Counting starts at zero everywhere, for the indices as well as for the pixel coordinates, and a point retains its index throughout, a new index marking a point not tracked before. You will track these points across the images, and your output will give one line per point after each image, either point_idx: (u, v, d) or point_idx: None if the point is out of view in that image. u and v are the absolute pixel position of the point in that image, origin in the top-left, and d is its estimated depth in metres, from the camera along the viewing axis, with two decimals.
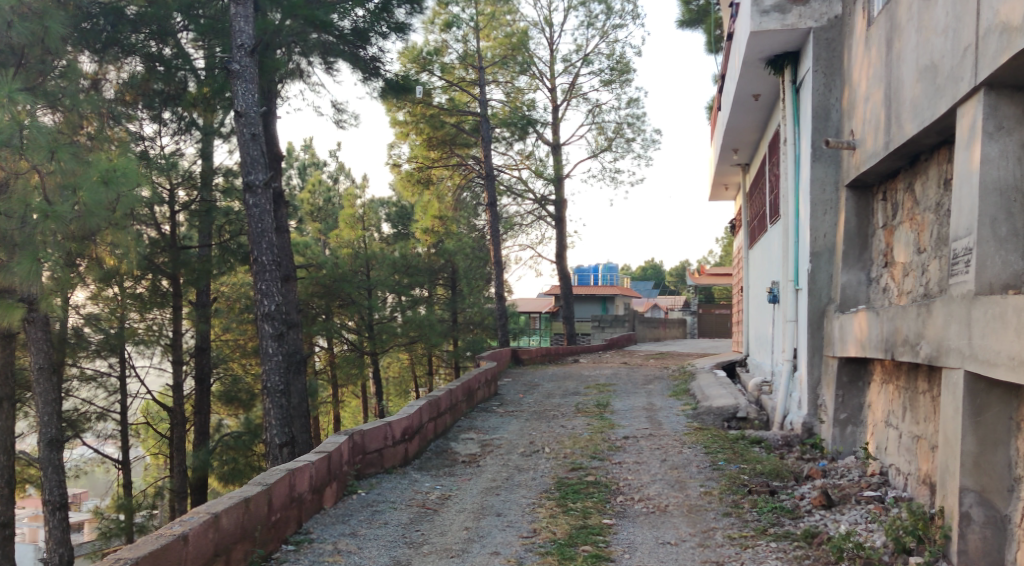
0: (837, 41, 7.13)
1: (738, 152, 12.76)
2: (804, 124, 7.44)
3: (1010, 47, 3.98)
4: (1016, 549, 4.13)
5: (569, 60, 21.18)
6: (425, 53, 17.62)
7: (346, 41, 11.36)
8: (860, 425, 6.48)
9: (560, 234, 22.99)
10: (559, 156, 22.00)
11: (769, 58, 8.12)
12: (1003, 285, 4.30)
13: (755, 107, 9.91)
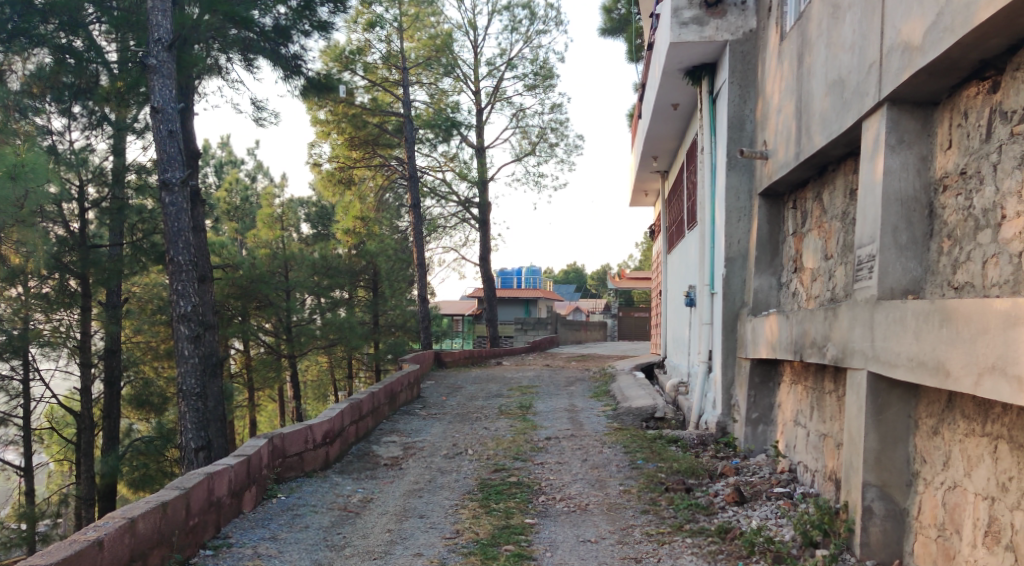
0: (752, 54, 7.39)
1: (657, 159, 13.07)
2: (720, 134, 7.68)
3: (912, 65, 4.21)
4: (914, 540, 4.36)
5: (493, 63, 21.56)
6: (348, 53, 17.46)
7: (268, 39, 11.12)
8: (770, 424, 6.72)
9: (484, 237, 23.09)
10: (483, 158, 22.14)
11: (687, 69, 8.35)
12: (903, 290, 4.54)
13: (675, 115, 10.16)
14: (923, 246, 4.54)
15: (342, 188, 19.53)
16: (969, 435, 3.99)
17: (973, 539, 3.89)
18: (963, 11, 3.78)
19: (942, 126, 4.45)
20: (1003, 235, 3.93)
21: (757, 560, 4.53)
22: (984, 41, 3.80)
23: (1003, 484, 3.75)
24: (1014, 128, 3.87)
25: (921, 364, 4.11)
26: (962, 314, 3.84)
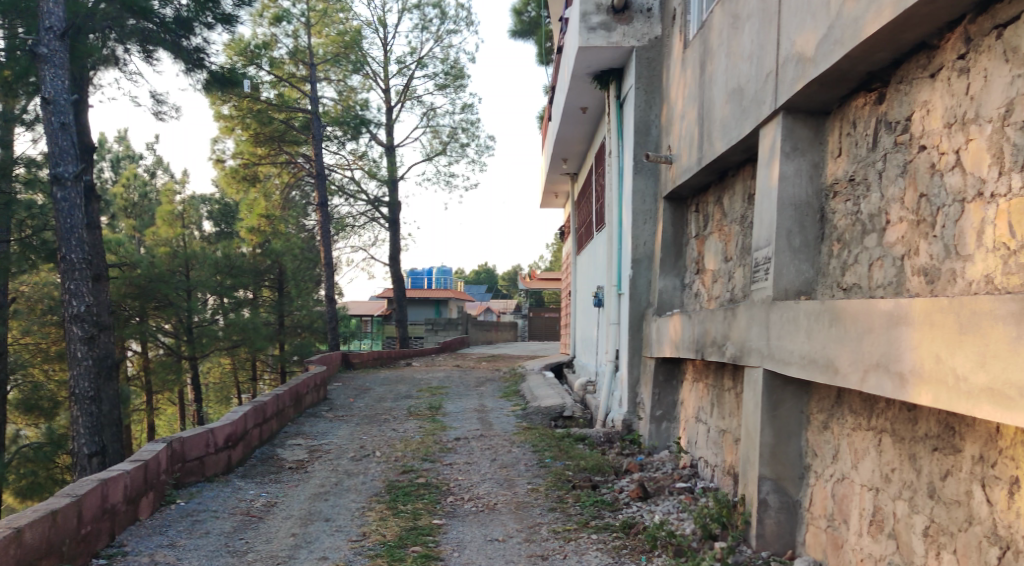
0: (657, 61, 7.58)
1: (567, 161, 13.25)
2: (627, 138, 7.85)
3: (804, 76, 4.41)
4: (805, 531, 4.55)
5: (403, 62, 21.64)
6: (254, 47, 17.09)
7: (168, 30, 10.77)
8: (673, 421, 6.90)
9: (394, 238, 22.98)
10: (393, 157, 22.07)
11: (595, 74, 8.51)
12: (796, 291, 4.74)
13: (583, 119, 10.34)
14: (815, 249, 4.75)
15: (247, 185, 19.17)
16: (856, 429, 4.21)
17: (859, 528, 4.10)
18: (851, 25, 3.98)
19: (832, 135, 4.69)
20: (887, 239, 4.16)
21: (659, 554, 4.67)
22: (870, 55, 4.02)
23: (887, 475, 3.97)
24: (898, 138, 4.11)
25: (812, 361, 4.31)
26: (849, 314, 4.05)
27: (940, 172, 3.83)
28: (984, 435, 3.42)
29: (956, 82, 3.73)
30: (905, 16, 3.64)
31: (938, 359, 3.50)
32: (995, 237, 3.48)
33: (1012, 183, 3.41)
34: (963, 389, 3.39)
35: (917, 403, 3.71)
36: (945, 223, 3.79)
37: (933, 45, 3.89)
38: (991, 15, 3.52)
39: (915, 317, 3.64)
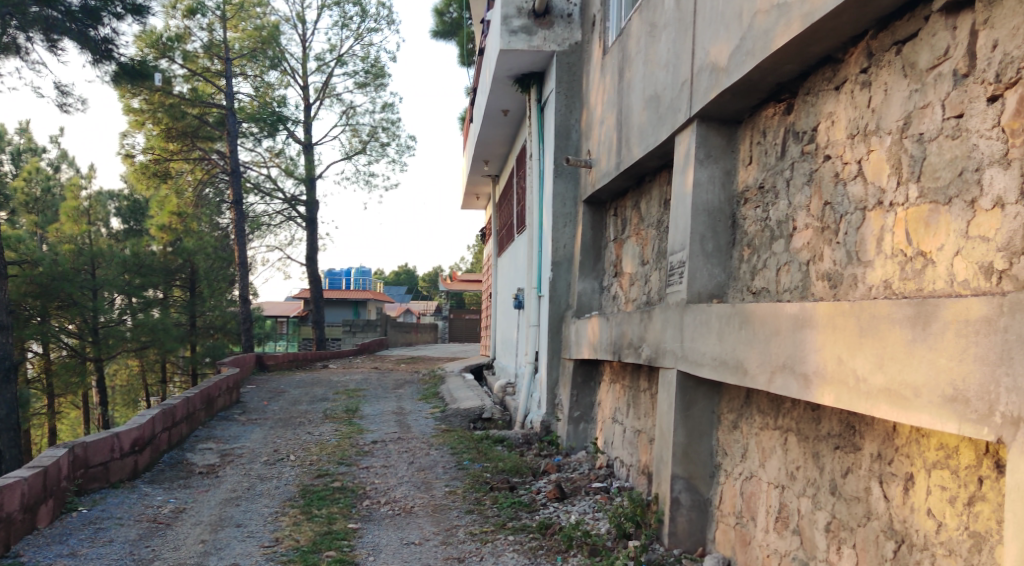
0: (577, 66, 7.70)
1: (488, 163, 13.32)
2: (548, 142, 7.93)
3: (717, 85, 4.54)
4: (715, 528, 4.68)
5: (323, 59, 21.89)
6: (166, 40, 16.61)
7: (73, 19, 10.39)
8: (591, 422, 6.99)
9: (311, 237, 22.65)
10: (312, 156, 21.86)
11: (516, 76, 8.56)
12: (708, 294, 4.86)
13: (505, 121, 10.40)
14: (727, 254, 4.90)
15: (157, 181, 18.89)
16: (764, 429, 4.35)
17: (766, 525, 4.24)
18: (762, 37, 4.10)
19: (744, 143, 4.84)
20: (794, 245, 4.32)
21: (574, 553, 4.72)
22: (780, 66, 4.16)
23: (792, 473, 4.11)
24: (804, 147, 4.27)
25: (723, 363, 4.43)
26: (758, 317, 4.18)
27: (843, 181, 3.99)
28: (882, 433, 3.58)
29: (859, 95, 3.90)
30: (812, 30, 3.77)
31: (840, 360, 3.65)
32: (894, 244, 3.66)
33: (909, 193, 3.59)
34: (863, 389, 3.54)
35: (820, 403, 3.85)
36: (848, 231, 3.95)
37: (837, 59, 4.05)
38: (891, 32, 3.70)
39: (820, 320, 3.79)
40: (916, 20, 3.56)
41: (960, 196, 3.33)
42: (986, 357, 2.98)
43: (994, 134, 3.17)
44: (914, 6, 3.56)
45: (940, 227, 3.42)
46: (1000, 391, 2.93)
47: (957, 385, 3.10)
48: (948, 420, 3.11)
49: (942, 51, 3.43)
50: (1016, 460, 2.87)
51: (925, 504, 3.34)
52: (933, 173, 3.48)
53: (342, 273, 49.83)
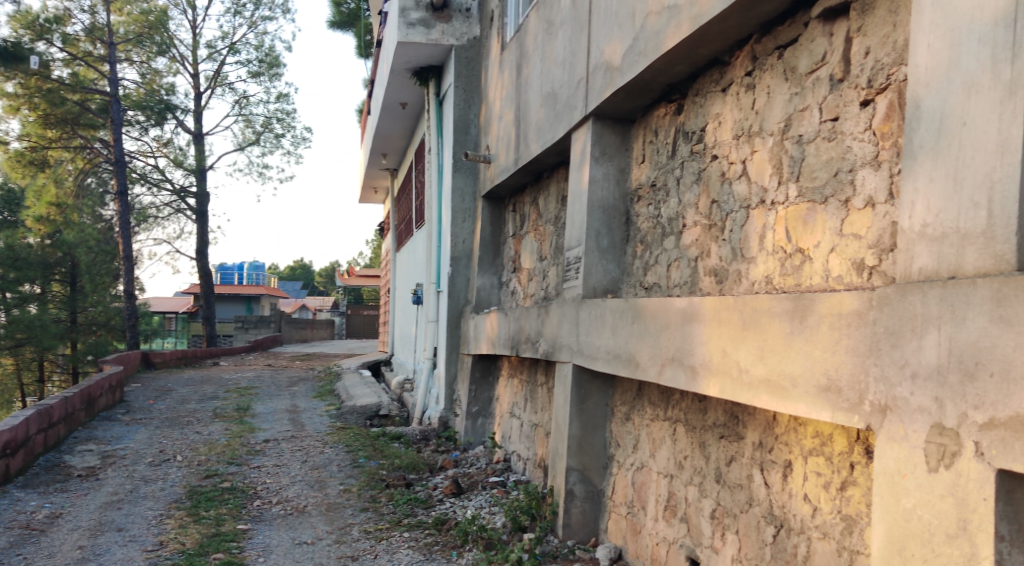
0: (475, 60, 7.76)
1: (385, 157, 13.44)
2: (446, 137, 8.02)
3: (612, 84, 4.62)
4: (608, 519, 4.79)
5: (213, 47, 22.18)
6: (44, 22, 15.77)
7: None
8: (488, 416, 7.03)
9: (201, 231, 21.92)
10: (202, 146, 21.31)
11: (414, 69, 8.64)
12: (604, 289, 4.95)
13: (403, 115, 10.42)
14: (621, 250, 5.00)
15: (34, 170, 17.85)
16: (655, 420, 4.47)
17: (655, 514, 4.36)
18: (654, 38, 4.20)
19: (637, 142, 4.95)
20: (683, 242, 4.44)
21: (470, 548, 4.73)
22: (670, 66, 4.27)
23: (680, 462, 4.24)
24: (693, 147, 4.40)
25: (616, 356, 4.52)
26: (649, 311, 4.29)
27: (729, 180, 4.13)
28: (762, 423, 3.73)
29: (744, 96, 4.05)
30: (700, 32, 3.88)
31: (724, 353, 3.79)
32: (775, 241, 3.82)
33: (789, 193, 3.75)
34: (745, 380, 3.67)
35: (706, 394, 3.99)
36: (733, 228, 4.10)
37: (724, 62, 4.19)
38: (773, 37, 3.85)
39: (706, 314, 3.92)
40: (797, 25, 3.72)
41: (835, 195, 3.51)
42: (857, 348, 3.16)
43: (865, 136, 3.36)
44: (795, 12, 3.73)
45: (817, 225, 3.59)
46: (869, 380, 3.10)
47: (831, 375, 3.26)
48: (822, 409, 3.27)
49: (819, 56, 3.60)
50: (883, 446, 3.05)
51: (802, 490, 3.49)
52: (811, 174, 3.64)
53: (235, 267, 48.32)
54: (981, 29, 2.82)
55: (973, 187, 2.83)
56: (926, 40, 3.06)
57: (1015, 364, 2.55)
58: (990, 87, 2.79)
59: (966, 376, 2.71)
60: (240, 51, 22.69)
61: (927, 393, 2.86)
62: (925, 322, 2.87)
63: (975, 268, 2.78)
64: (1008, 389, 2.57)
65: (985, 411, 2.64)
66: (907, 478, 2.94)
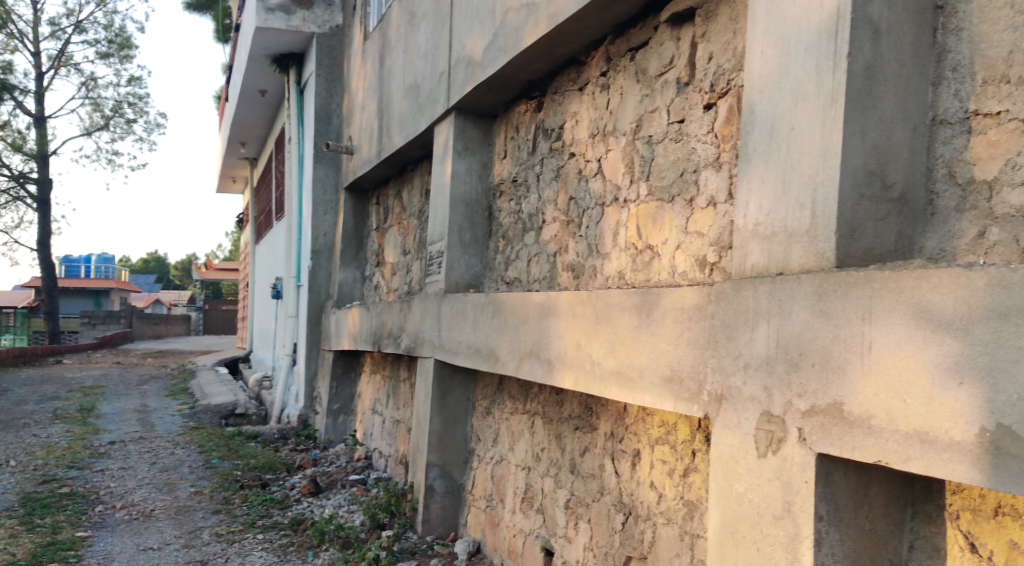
0: (336, 49, 8.85)
1: (245, 144, 14.78)
2: (308, 124, 8.87)
3: (473, 78, 4.66)
4: (466, 513, 4.86)
5: (56, 24, 21.35)
6: None
7: None
8: (348, 414, 7.79)
9: (43, 220, 20.68)
10: (44, 129, 20.22)
11: (276, 56, 9.75)
12: (465, 284, 4.99)
13: (263, 99, 11.65)
14: (483, 245, 5.06)
15: None
16: (514, 413, 4.55)
17: (514, 506, 4.42)
18: (513, 34, 4.25)
19: (499, 138, 5.03)
20: (543, 237, 4.53)
21: (326, 547, 4.72)
22: (529, 64, 4.33)
23: (537, 454, 4.32)
24: (552, 144, 4.49)
25: (476, 351, 4.56)
26: (509, 306, 4.35)
27: (585, 177, 4.24)
28: (614, 414, 3.84)
29: (599, 96, 4.15)
30: (557, 31, 3.95)
31: (579, 347, 3.87)
32: (627, 238, 3.94)
33: (640, 191, 3.87)
34: (596, 372, 3.77)
35: (562, 388, 4.07)
36: (589, 225, 4.20)
37: (581, 61, 4.29)
38: (626, 39, 3.97)
39: (562, 308, 3.99)
40: (647, 29, 3.84)
41: (681, 195, 3.64)
42: (697, 340, 3.29)
43: (708, 138, 3.50)
44: (645, 15, 3.84)
45: (664, 223, 3.73)
46: (707, 370, 3.24)
47: (674, 366, 3.39)
48: (666, 399, 3.40)
49: (668, 59, 3.73)
50: (719, 434, 3.20)
51: (649, 478, 3.62)
52: (659, 173, 3.77)
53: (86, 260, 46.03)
54: (807, 38, 3.00)
55: (799, 189, 3.01)
56: (760, 48, 3.24)
57: (833, 354, 2.71)
58: (814, 95, 2.96)
59: (791, 366, 2.87)
60: (85, 31, 21.68)
61: (758, 383, 3.01)
62: (756, 315, 3.03)
63: (800, 264, 2.96)
64: (827, 377, 2.74)
65: (807, 400, 2.81)
66: (739, 463, 3.09)
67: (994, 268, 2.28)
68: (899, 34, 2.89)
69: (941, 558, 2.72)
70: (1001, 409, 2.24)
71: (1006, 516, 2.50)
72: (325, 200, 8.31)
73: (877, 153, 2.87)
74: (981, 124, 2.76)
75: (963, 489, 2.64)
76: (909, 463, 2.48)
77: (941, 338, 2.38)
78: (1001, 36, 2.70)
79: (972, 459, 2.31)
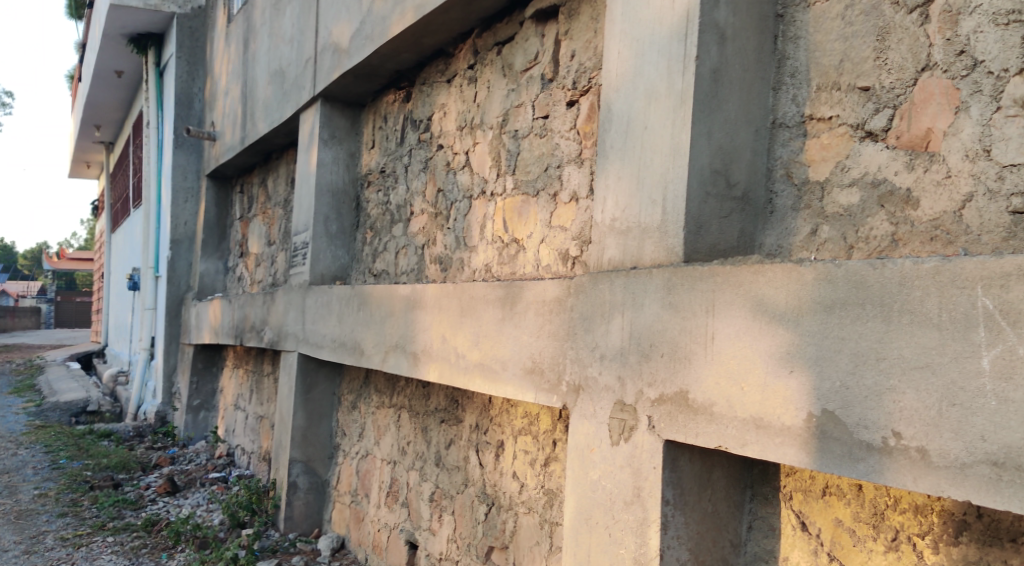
0: (199, 31, 8.86)
1: (99, 128, 14.46)
2: (169, 109, 8.88)
3: (339, 66, 4.64)
4: (330, 509, 4.87)
5: None
6: None
7: None
8: (209, 410, 7.91)
9: None
10: None
11: (132, 37, 9.68)
12: (331, 276, 5.00)
13: (118, 81, 11.51)
14: (350, 236, 5.09)
15: None
16: (381, 407, 4.55)
17: (378, 500, 4.44)
18: (380, 23, 4.25)
19: (366, 127, 5.06)
20: (410, 229, 4.56)
21: (181, 549, 4.70)
22: (396, 53, 4.33)
23: (403, 448, 4.34)
24: (420, 136, 4.52)
25: (341, 344, 4.53)
26: (374, 299, 4.33)
27: (453, 169, 4.26)
28: (479, 406, 3.87)
29: (466, 89, 4.19)
30: (423, 22, 3.97)
31: (444, 339, 3.88)
32: (493, 231, 3.97)
33: (506, 185, 3.90)
34: (461, 364, 3.78)
35: (428, 380, 4.07)
36: (456, 217, 4.23)
37: (449, 53, 4.32)
38: (493, 33, 4.01)
39: (428, 301, 3.98)
40: (513, 24, 3.88)
41: (545, 189, 3.68)
42: (557, 333, 3.34)
43: (570, 135, 3.54)
44: (511, 10, 3.89)
45: (529, 217, 3.76)
46: (566, 362, 3.29)
47: (535, 358, 3.44)
48: (526, 390, 3.43)
49: (533, 55, 3.78)
50: (576, 423, 3.25)
51: (511, 468, 3.65)
52: (524, 167, 3.81)
53: None
54: (660, 41, 3.09)
55: (651, 185, 3.09)
56: (617, 48, 3.31)
57: (680, 345, 2.76)
58: (666, 96, 3.05)
59: (643, 357, 2.92)
60: None
61: (612, 373, 3.06)
62: (612, 308, 3.07)
63: (652, 259, 3.04)
64: (674, 367, 2.79)
65: (657, 388, 2.86)
66: (594, 452, 3.15)
67: (822, 263, 2.34)
68: (743, 40, 2.99)
69: (776, 538, 2.84)
70: (825, 396, 2.30)
71: (831, 496, 2.65)
72: (186, 187, 8.43)
73: (722, 153, 2.97)
74: (815, 128, 2.91)
75: (796, 471, 2.76)
76: (746, 449, 2.53)
77: (774, 329, 2.44)
78: (832, 45, 2.86)
79: (799, 443, 2.37)
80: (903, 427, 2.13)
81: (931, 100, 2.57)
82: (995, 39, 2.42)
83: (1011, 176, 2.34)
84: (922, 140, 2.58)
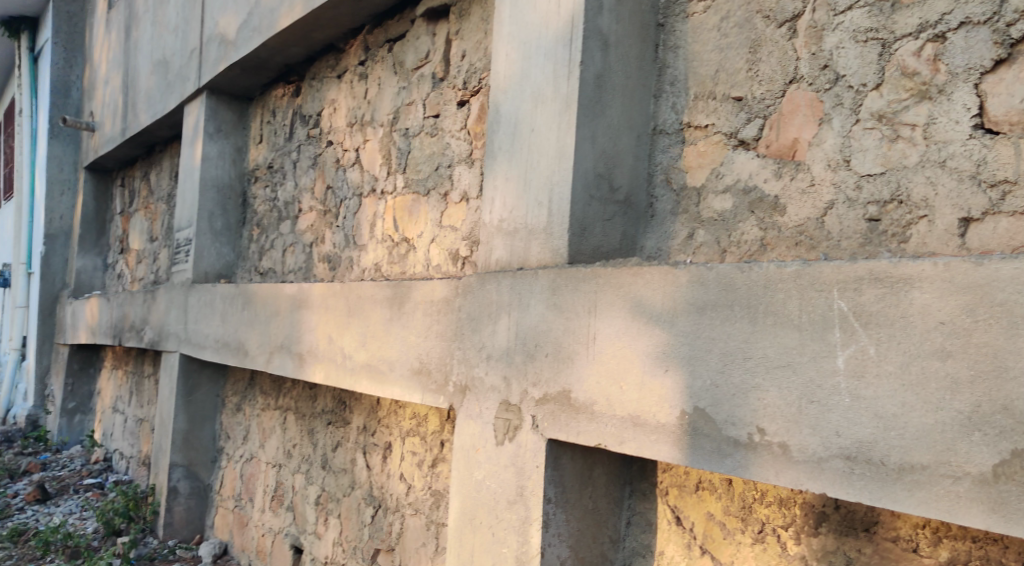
0: (77, 17, 8.47)
1: None
2: (44, 97, 8.50)
3: (226, 57, 4.52)
4: (213, 514, 4.75)
5: None
6: None
7: None
8: (85, 412, 7.65)
9: None
10: None
11: (4, 19, 9.18)
12: (216, 274, 4.87)
13: None
14: (235, 233, 4.97)
15: None
16: (267, 408, 4.45)
17: (262, 503, 4.36)
18: (268, 15, 4.16)
19: (254, 121, 4.95)
20: (299, 227, 4.48)
21: (51, 559, 4.52)
22: (285, 47, 4.25)
23: (289, 450, 4.26)
24: (310, 131, 4.45)
25: (226, 345, 4.41)
26: (260, 298, 4.23)
27: (343, 166, 4.21)
28: (367, 407, 3.83)
29: (357, 85, 4.14)
30: (312, 16, 3.91)
31: (331, 339, 3.83)
32: (383, 230, 3.94)
33: (396, 183, 3.88)
34: (348, 365, 3.74)
35: (315, 381, 4.01)
36: (346, 215, 4.18)
37: (340, 49, 4.26)
38: (383, 30, 3.97)
39: (315, 300, 3.92)
40: (404, 22, 3.86)
41: (435, 188, 3.67)
42: (445, 333, 3.33)
43: (461, 135, 3.53)
44: (402, 8, 3.87)
45: (420, 216, 3.74)
46: (453, 362, 3.29)
47: (422, 358, 3.42)
48: (413, 390, 3.41)
49: (424, 54, 3.77)
50: (462, 423, 3.25)
51: (399, 469, 3.63)
52: (414, 166, 3.79)
53: None
54: (546, 44, 3.12)
55: (537, 188, 3.12)
56: (505, 50, 3.33)
57: (564, 345, 2.80)
58: (551, 99, 3.08)
59: (528, 357, 2.94)
60: None
61: (498, 373, 3.08)
62: (498, 308, 3.08)
63: (538, 260, 3.07)
64: (558, 367, 2.82)
65: (540, 388, 2.89)
66: (479, 452, 3.16)
67: (695, 266, 2.40)
68: (626, 47, 3.05)
69: (652, 532, 2.91)
70: (697, 394, 2.37)
71: (704, 490, 2.73)
72: (62, 179, 8.08)
73: (605, 157, 3.02)
74: (692, 136, 2.99)
75: (672, 467, 2.85)
76: (623, 446, 2.58)
77: (652, 329, 2.50)
78: (709, 55, 2.96)
79: (672, 440, 2.44)
80: (767, 423, 2.20)
81: (798, 111, 2.67)
82: (855, 55, 2.55)
83: (868, 185, 2.46)
84: (789, 149, 2.68)
